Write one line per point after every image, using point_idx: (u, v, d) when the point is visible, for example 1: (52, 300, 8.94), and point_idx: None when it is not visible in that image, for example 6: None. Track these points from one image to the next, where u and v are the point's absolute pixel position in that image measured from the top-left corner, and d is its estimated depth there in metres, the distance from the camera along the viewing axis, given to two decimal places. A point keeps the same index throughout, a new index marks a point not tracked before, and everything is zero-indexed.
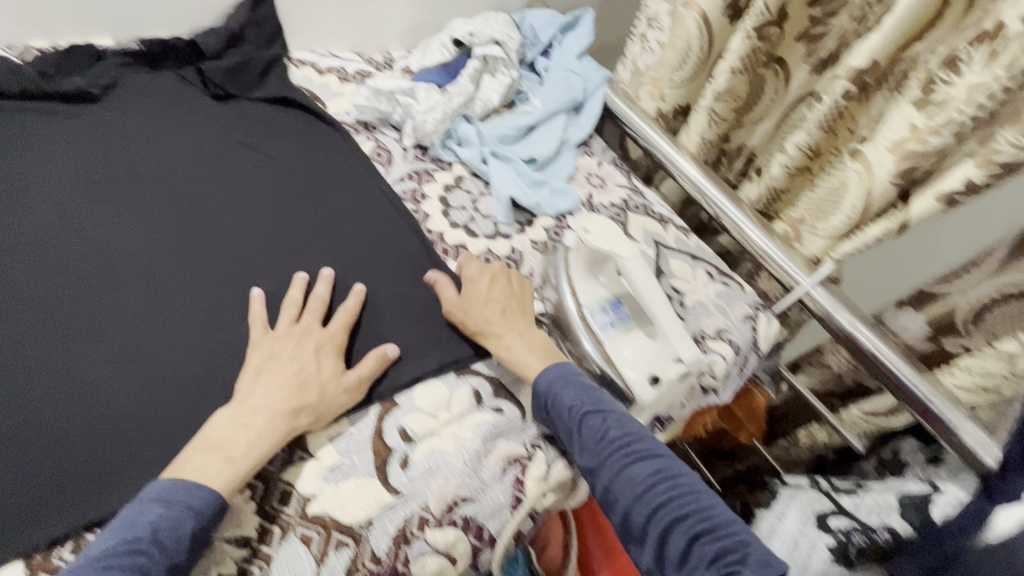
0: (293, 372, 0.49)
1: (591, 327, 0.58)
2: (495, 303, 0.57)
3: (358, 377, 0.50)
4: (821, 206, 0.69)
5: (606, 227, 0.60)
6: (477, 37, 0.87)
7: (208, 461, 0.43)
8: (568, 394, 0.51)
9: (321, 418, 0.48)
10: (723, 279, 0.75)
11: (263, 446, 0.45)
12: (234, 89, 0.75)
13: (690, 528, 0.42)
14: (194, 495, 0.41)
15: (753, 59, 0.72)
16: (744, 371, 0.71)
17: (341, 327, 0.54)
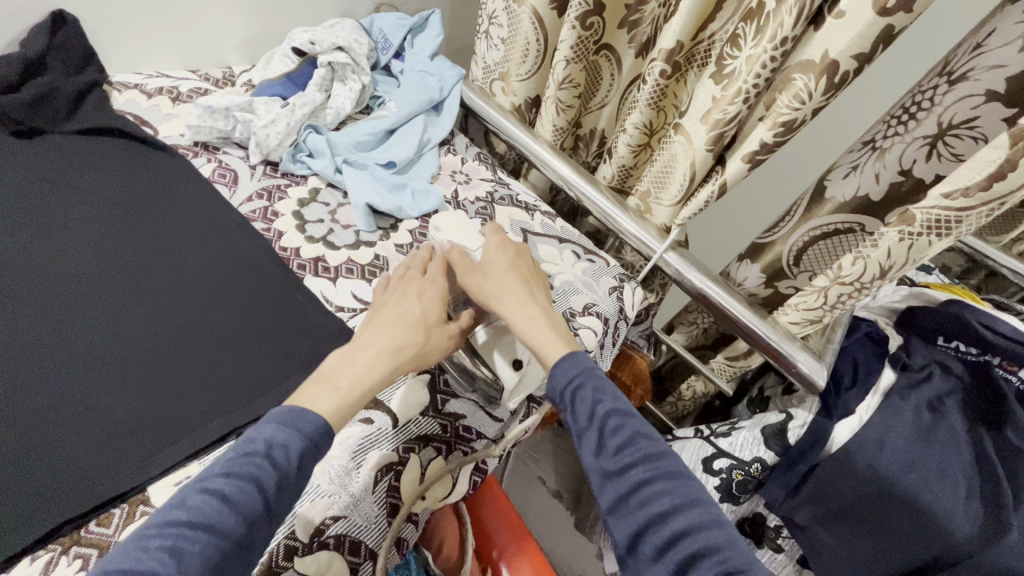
0: (399, 314, 0.53)
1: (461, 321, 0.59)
2: (500, 277, 0.59)
3: (456, 327, 0.55)
4: (657, 178, 0.76)
5: (459, 228, 0.66)
6: (318, 44, 0.83)
7: (318, 389, 0.47)
8: (595, 395, 0.49)
9: (424, 359, 0.52)
10: (589, 258, 0.79)
11: (364, 382, 0.48)
12: (38, 121, 0.66)
13: (714, 567, 0.40)
14: (303, 421, 0.44)
15: (583, 48, 0.77)
16: (616, 341, 0.75)
17: (440, 275, 0.58)
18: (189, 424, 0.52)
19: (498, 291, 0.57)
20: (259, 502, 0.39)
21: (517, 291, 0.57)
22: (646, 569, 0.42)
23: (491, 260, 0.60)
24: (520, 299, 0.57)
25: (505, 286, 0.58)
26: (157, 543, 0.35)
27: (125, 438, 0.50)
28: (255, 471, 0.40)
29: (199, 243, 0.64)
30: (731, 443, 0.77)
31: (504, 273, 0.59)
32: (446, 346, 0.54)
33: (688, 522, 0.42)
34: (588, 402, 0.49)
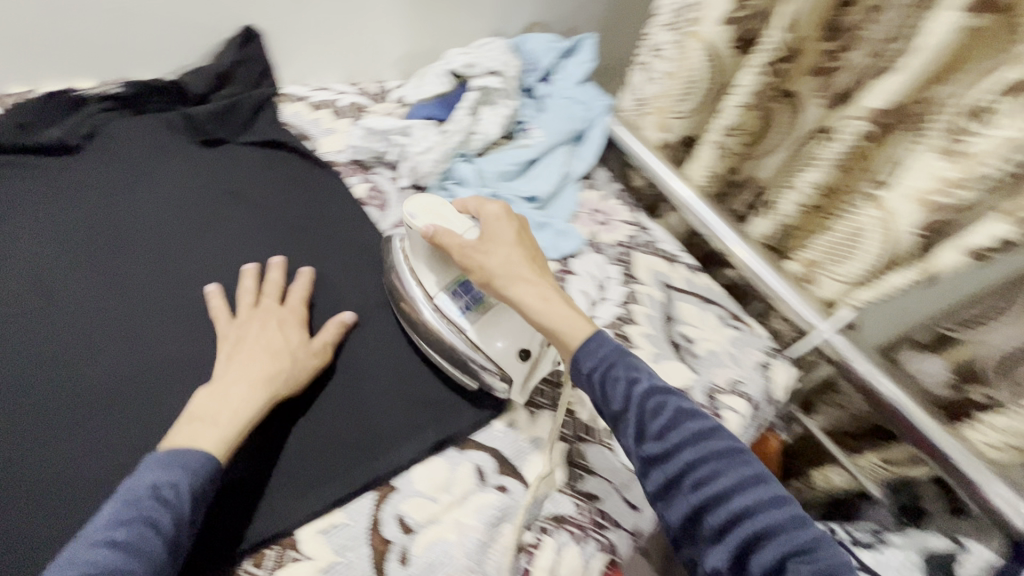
0: (264, 346, 0.48)
1: (450, 317, 0.53)
2: (500, 251, 0.52)
3: (324, 344, 0.52)
4: (834, 250, 0.68)
5: (435, 208, 0.55)
6: (475, 66, 0.82)
7: (195, 428, 0.42)
8: (629, 375, 0.44)
9: (295, 386, 0.48)
10: (735, 324, 0.72)
11: (248, 412, 0.44)
12: (223, 133, 0.70)
13: (777, 547, 0.36)
14: (185, 456, 0.39)
15: (763, 95, 0.70)
16: (760, 424, 0.67)
17: (301, 302, 0.55)
18: (321, 474, 0.48)
19: (506, 266, 0.51)
20: (159, 546, 0.35)
21: (523, 266, 0.51)
22: (701, 554, 0.39)
23: (493, 231, 0.53)
24: (527, 271, 0.51)
25: (513, 261, 0.51)
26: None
27: (257, 479, 0.46)
28: (145, 515, 0.36)
29: (357, 265, 0.62)
30: (877, 560, 0.60)
31: (510, 243, 0.52)
32: (318, 365, 0.51)
33: (745, 502, 0.38)
34: (622, 383, 0.44)
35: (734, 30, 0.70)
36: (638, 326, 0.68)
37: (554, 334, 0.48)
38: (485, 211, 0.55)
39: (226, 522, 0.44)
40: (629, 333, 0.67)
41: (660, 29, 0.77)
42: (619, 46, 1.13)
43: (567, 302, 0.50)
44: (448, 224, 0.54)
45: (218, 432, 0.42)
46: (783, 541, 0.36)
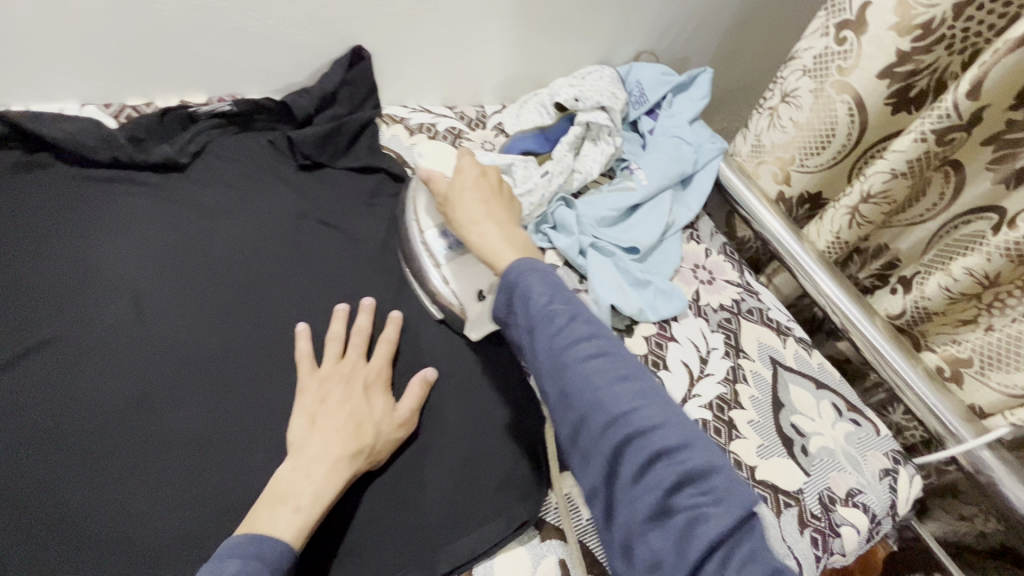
0: (346, 415, 0.45)
1: (432, 252, 0.56)
2: (474, 196, 0.52)
3: (408, 411, 0.48)
4: (994, 355, 0.60)
5: (441, 155, 0.59)
6: (583, 100, 0.76)
7: (275, 512, 0.39)
8: (543, 288, 0.44)
9: (376, 461, 0.45)
10: (854, 417, 0.63)
11: (328, 495, 0.41)
12: (324, 158, 0.68)
13: (654, 447, 0.39)
14: (265, 548, 0.36)
15: (923, 163, 0.60)
16: (876, 541, 0.58)
17: (386, 360, 0.52)
18: (401, 558, 0.43)
19: (457, 202, 0.52)
20: None
21: (477, 207, 0.51)
22: (584, 462, 0.40)
23: (465, 179, 0.53)
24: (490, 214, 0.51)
25: (467, 203, 0.51)
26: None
27: (332, 557, 0.42)
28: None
29: None
30: None
31: (472, 185, 0.53)
32: (400, 438, 0.47)
33: (629, 407, 0.40)
34: (534, 298, 0.43)
35: (891, 85, 0.61)
36: (744, 412, 0.61)
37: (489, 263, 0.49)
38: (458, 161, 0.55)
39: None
40: (734, 419, 0.60)
41: (799, 73, 0.69)
42: (729, 77, 1.04)
43: (505, 239, 0.49)
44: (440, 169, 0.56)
45: (300, 518, 0.39)
46: (657, 440, 0.39)
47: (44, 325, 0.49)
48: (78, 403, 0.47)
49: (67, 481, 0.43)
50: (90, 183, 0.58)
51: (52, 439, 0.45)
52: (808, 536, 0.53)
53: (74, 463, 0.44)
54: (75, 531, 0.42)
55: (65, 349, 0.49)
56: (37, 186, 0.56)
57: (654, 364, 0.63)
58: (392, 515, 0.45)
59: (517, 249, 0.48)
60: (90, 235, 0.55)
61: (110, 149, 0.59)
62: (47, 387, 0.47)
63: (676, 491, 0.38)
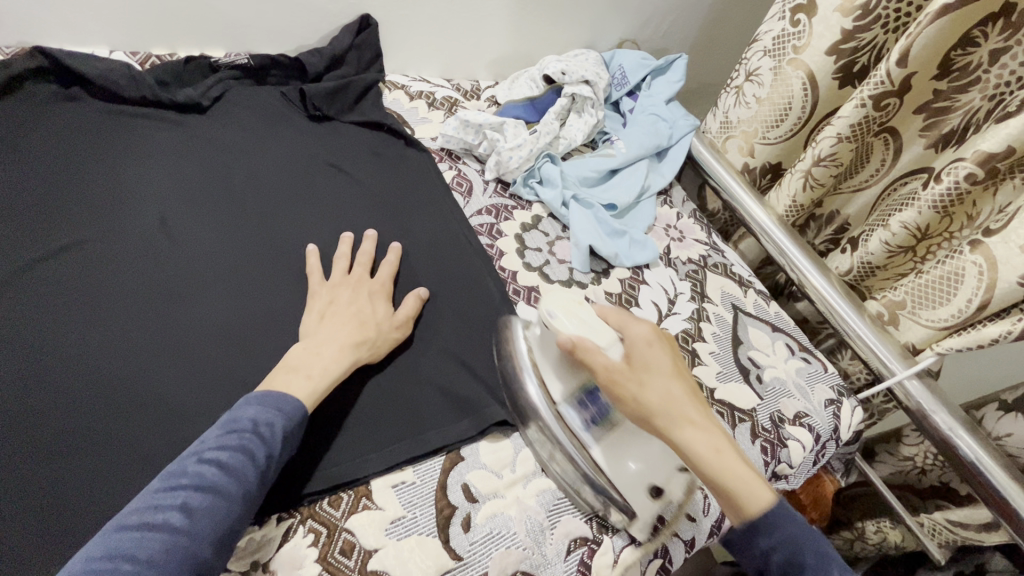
0: (352, 313, 0.51)
1: (575, 432, 0.48)
2: (676, 390, 0.44)
3: (406, 316, 0.54)
4: (923, 294, 0.66)
5: (572, 308, 0.46)
6: (568, 75, 0.84)
7: (289, 378, 0.44)
8: (819, 557, 0.39)
9: (378, 354, 0.51)
10: (805, 356, 0.70)
11: (335, 372, 0.46)
12: (331, 111, 0.74)
13: None
14: (281, 400, 0.42)
15: (864, 128, 0.68)
16: (822, 461, 0.65)
17: (389, 277, 0.57)
18: (397, 433, 0.49)
19: (664, 402, 0.43)
20: (250, 473, 0.37)
21: (688, 404, 0.43)
22: None
23: (647, 363, 0.44)
24: (700, 417, 0.43)
25: (674, 399, 0.43)
26: (167, 502, 0.35)
27: (333, 430, 0.48)
28: (244, 444, 0.38)
29: (441, 246, 0.65)
30: None
31: (669, 375, 0.45)
32: (398, 338, 0.53)
33: None
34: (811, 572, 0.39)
35: (838, 61, 0.70)
36: (706, 344, 0.67)
37: (725, 492, 0.42)
38: (634, 333, 0.46)
39: (310, 460, 0.45)
40: (697, 349, 0.66)
41: (761, 53, 0.77)
42: (704, 69, 1.14)
43: (735, 450, 0.43)
44: (592, 335, 0.45)
45: (311, 384, 0.44)
46: None
47: (76, 230, 0.55)
48: (108, 296, 0.52)
49: (97, 358, 0.48)
50: (117, 117, 0.63)
51: (84, 324, 0.50)
52: (758, 445, 0.60)
53: (105, 342, 0.49)
54: (104, 397, 0.46)
55: (94, 250, 0.54)
56: (71, 117, 0.62)
57: (627, 302, 0.69)
58: (387, 402, 0.50)
59: (752, 469, 0.43)
60: (120, 159, 0.60)
61: (139, 88, 0.65)
62: (78, 281, 0.52)
63: None
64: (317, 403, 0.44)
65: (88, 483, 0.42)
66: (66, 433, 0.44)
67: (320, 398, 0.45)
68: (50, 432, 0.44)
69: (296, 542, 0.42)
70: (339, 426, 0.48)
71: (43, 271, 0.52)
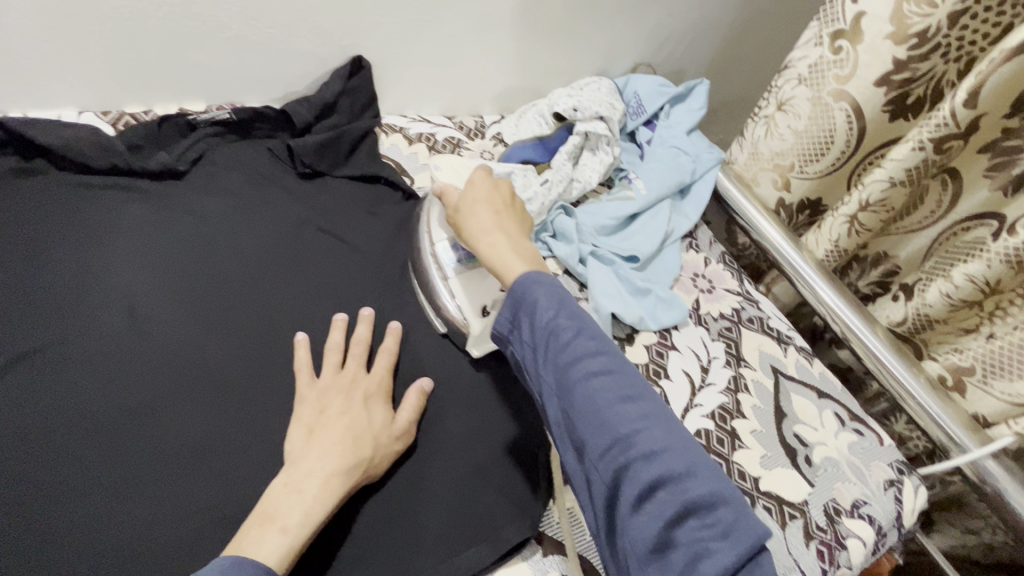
0: (345, 427, 0.45)
1: (441, 265, 0.56)
2: (485, 208, 0.50)
3: (408, 421, 0.48)
4: (997, 363, 0.59)
5: (457, 169, 0.56)
6: (580, 111, 0.77)
7: (263, 534, 0.39)
8: (553, 303, 0.42)
9: (374, 473, 0.45)
10: (857, 427, 0.63)
11: (320, 512, 0.41)
12: (323, 166, 0.67)
13: (651, 473, 0.37)
14: (247, 572, 0.35)
15: (920, 172, 0.60)
16: (882, 553, 0.57)
17: (387, 371, 0.52)
18: (400, 569, 0.43)
19: (469, 214, 0.50)
20: None
21: (487, 217, 0.49)
22: (584, 479, 0.39)
23: (472, 188, 0.52)
24: (499, 227, 0.49)
25: (477, 212, 0.50)
26: None
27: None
28: None
29: None
30: None
31: (484, 197, 0.51)
32: (399, 451, 0.47)
33: (634, 430, 0.38)
34: (540, 319, 0.42)
35: (888, 93, 0.62)
36: (747, 421, 0.60)
37: (500, 276, 0.47)
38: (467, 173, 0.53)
39: None
40: (736, 429, 0.59)
41: (795, 82, 0.69)
42: (725, 87, 1.06)
43: (516, 251, 0.47)
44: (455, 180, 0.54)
45: (287, 539, 0.38)
46: (653, 467, 0.37)
47: (30, 330, 0.49)
48: (65, 415, 0.46)
49: (55, 493, 0.43)
50: (85, 189, 0.58)
51: (39, 451, 0.44)
52: (814, 548, 0.52)
53: (65, 473, 0.43)
54: (65, 543, 0.41)
55: (51, 359, 0.48)
56: (32, 192, 0.56)
57: (655, 373, 0.62)
58: (387, 532, 0.44)
59: (528, 261, 0.46)
60: (85, 242, 0.54)
61: (107, 155, 0.59)
62: (32, 397, 0.46)
63: (671, 521, 0.36)
64: (294, 559, 0.39)
65: None
66: None
67: (296, 553, 0.39)
68: None
69: None
70: (335, 564, 0.42)
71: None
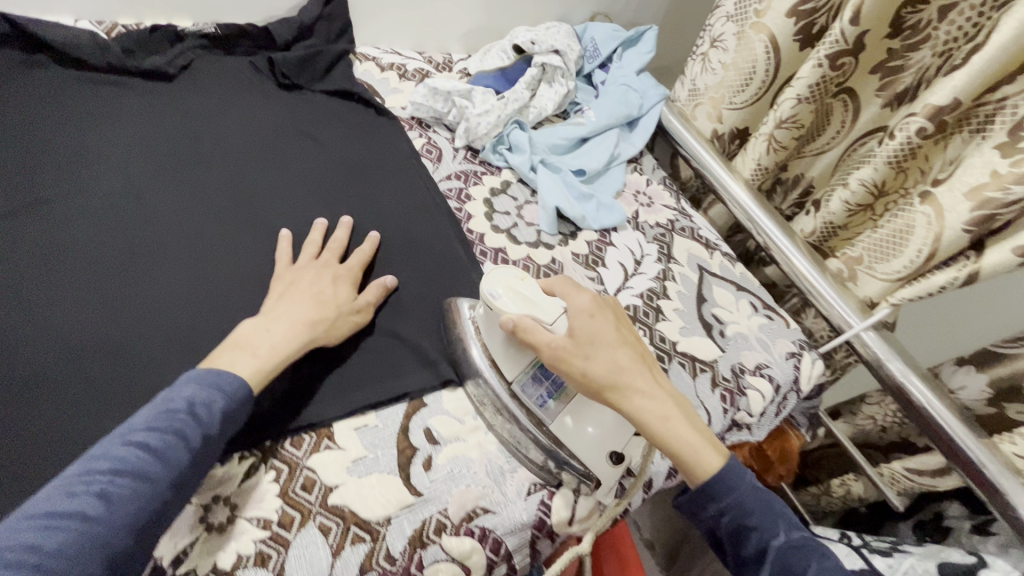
0: (313, 292, 0.53)
1: (532, 406, 0.49)
2: (626, 358, 0.47)
3: (367, 302, 0.56)
4: (878, 248, 0.67)
5: (515, 285, 0.49)
6: (538, 44, 0.85)
7: (235, 357, 0.46)
8: (769, 519, 0.44)
9: (344, 321, 0.53)
10: (768, 313, 0.72)
11: (285, 349, 0.49)
12: (301, 80, 0.75)
13: None
14: (219, 381, 0.43)
15: (822, 88, 0.70)
16: (781, 413, 0.67)
17: (358, 265, 0.58)
18: (362, 381, 0.52)
19: (614, 372, 0.46)
20: (183, 455, 0.39)
21: (635, 375, 0.47)
22: None
23: (592, 336, 0.47)
24: (652, 385, 0.47)
25: (624, 373, 0.47)
26: (84, 488, 0.36)
27: (297, 381, 0.50)
28: (178, 426, 0.40)
29: (410, 213, 0.67)
30: (889, 564, 0.60)
31: (620, 347, 0.47)
32: (359, 322, 0.54)
33: None
34: (755, 537, 0.43)
35: (798, 22, 0.71)
36: (670, 301, 0.69)
37: (676, 454, 0.46)
38: (575, 303, 0.48)
39: (275, 412, 0.48)
40: (661, 306, 0.68)
41: (724, 20, 0.79)
42: (680, 42, 1.14)
43: (687, 421, 0.47)
44: (534, 312, 0.47)
45: (257, 361, 0.47)
46: None
47: (43, 194, 0.57)
48: (78, 258, 0.54)
49: (69, 316, 0.51)
50: (85, 84, 0.65)
51: (54, 284, 0.52)
52: (718, 393, 0.62)
53: (78, 300, 0.52)
54: (77, 351, 0.49)
55: (63, 216, 0.56)
56: (37, 84, 0.64)
57: (593, 262, 0.71)
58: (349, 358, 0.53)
59: (703, 436, 0.46)
60: (90, 129, 0.62)
61: (104, 55, 0.66)
62: (49, 244, 0.54)
63: None
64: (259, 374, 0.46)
65: (66, 427, 0.46)
66: (37, 383, 0.47)
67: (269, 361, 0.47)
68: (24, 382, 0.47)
69: (263, 481, 0.45)
70: (305, 373, 0.51)
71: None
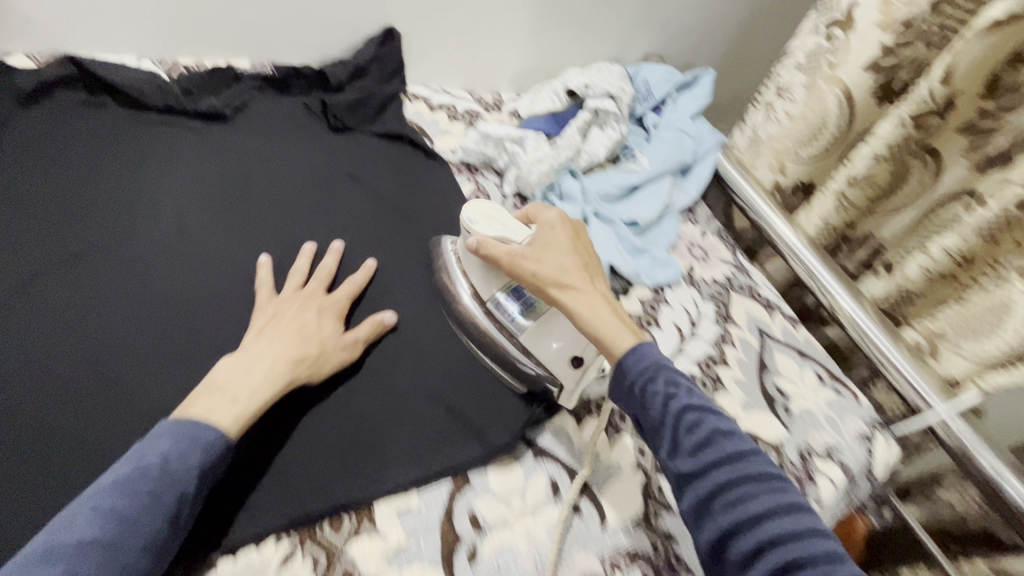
0: (296, 327, 0.50)
1: (506, 321, 0.54)
2: (570, 261, 0.50)
3: (355, 338, 0.53)
4: (968, 326, 0.64)
5: (489, 212, 0.54)
6: (591, 88, 0.83)
7: (211, 401, 0.43)
8: (672, 385, 0.44)
9: (326, 365, 0.50)
10: (835, 385, 0.67)
11: (266, 391, 0.45)
12: (352, 122, 0.74)
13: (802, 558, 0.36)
14: (195, 434, 0.40)
15: (902, 147, 0.66)
16: (852, 500, 0.61)
17: (346, 297, 0.56)
18: (404, 455, 0.49)
19: (558, 270, 0.49)
20: (158, 520, 0.37)
21: (573, 272, 0.50)
22: None
23: (545, 239, 0.51)
24: (588, 284, 0.49)
25: (563, 268, 0.50)
26: (46, 564, 0.33)
27: (339, 452, 0.49)
28: (151, 487, 0.37)
29: None
30: None
31: (567, 248, 0.51)
32: (343, 358, 0.52)
33: (785, 520, 0.38)
34: (661, 398, 0.43)
35: (876, 76, 0.67)
36: (730, 370, 0.64)
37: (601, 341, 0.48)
38: (541, 218, 0.53)
39: (315, 488, 0.46)
40: (720, 375, 0.63)
41: (793, 69, 0.74)
42: (734, 83, 1.11)
43: (615, 312, 0.48)
44: (501, 231, 0.52)
45: (237, 406, 0.43)
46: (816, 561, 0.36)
47: (92, 236, 0.56)
48: (120, 304, 0.53)
49: (108, 367, 0.49)
50: (143, 125, 0.66)
51: (94, 331, 0.51)
52: (786, 480, 0.57)
53: (118, 350, 0.50)
54: (112, 407, 0.47)
55: (110, 259, 0.55)
56: (98, 124, 0.64)
57: (646, 324, 0.67)
58: (390, 425, 0.51)
59: (628, 323, 0.48)
60: (145, 170, 0.62)
61: (165, 97, 0.67)
62: (92, 288, 0.53)
63: None
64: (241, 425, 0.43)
65: None
66: (71, 441, 0.45)
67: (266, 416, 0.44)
68: (58, 439, 0.45)
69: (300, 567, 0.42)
70: (348, 443, 0.49)
71: (46, 278, 0.53)
